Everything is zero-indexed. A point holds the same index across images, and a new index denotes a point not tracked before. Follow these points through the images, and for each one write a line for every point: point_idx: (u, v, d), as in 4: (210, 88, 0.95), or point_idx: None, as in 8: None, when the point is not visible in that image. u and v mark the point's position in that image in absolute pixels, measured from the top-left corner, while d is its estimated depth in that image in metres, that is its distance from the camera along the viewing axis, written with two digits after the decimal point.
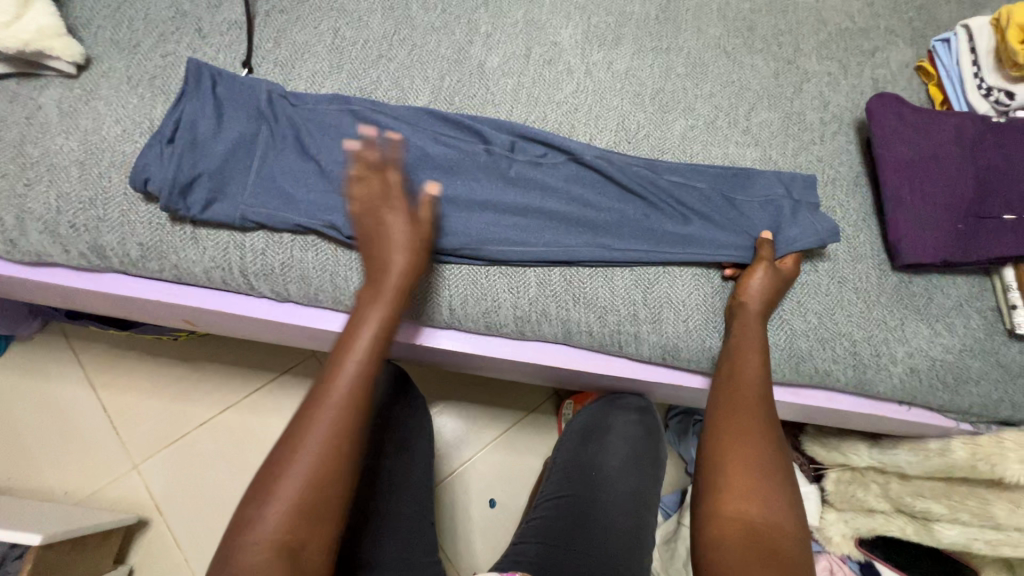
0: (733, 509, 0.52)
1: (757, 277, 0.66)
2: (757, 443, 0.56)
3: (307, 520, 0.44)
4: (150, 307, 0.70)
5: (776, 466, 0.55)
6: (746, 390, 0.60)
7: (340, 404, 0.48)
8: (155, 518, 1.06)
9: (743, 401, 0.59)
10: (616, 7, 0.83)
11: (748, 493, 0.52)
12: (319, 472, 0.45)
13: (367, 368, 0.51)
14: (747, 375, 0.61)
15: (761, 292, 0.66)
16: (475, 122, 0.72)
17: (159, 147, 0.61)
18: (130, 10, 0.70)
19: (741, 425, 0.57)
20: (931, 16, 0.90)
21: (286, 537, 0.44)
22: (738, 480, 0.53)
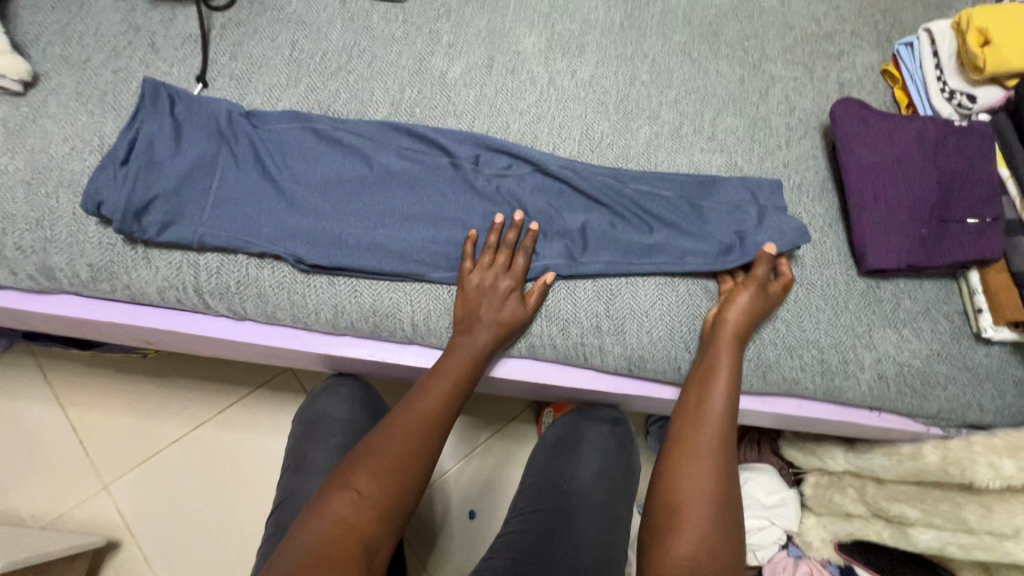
0: (678, 556, 0.53)
1: (738, 300, 0.64)
2: (707, 486, 0.56)
3: (376, 512, 0.51)
4: (105, 328, 0.68)
5: (721, 510, 0.55)
6: (708, 426, 0.59)
7: (422, 426, 0.57)
8: (127, 538, 1.04)
9: (702, 437, 0.59)
10: (580, 15, 0.83)
11: (691, 543, 0.54)
12: (389, 471, 0.53)
13: (449, 398, 0.60)
14: (712, 410, 0.60)
15: (739, 313, 0.64)
16: (440, 135, 0.70)
17: (111, 169, 0.60)
18: (80, 25, 0.69)
19: (695, 462, 0.57)
20: (896, 19, 0.91)
21: (355, 524, 0.50)
22: (683, 525, 0.55)
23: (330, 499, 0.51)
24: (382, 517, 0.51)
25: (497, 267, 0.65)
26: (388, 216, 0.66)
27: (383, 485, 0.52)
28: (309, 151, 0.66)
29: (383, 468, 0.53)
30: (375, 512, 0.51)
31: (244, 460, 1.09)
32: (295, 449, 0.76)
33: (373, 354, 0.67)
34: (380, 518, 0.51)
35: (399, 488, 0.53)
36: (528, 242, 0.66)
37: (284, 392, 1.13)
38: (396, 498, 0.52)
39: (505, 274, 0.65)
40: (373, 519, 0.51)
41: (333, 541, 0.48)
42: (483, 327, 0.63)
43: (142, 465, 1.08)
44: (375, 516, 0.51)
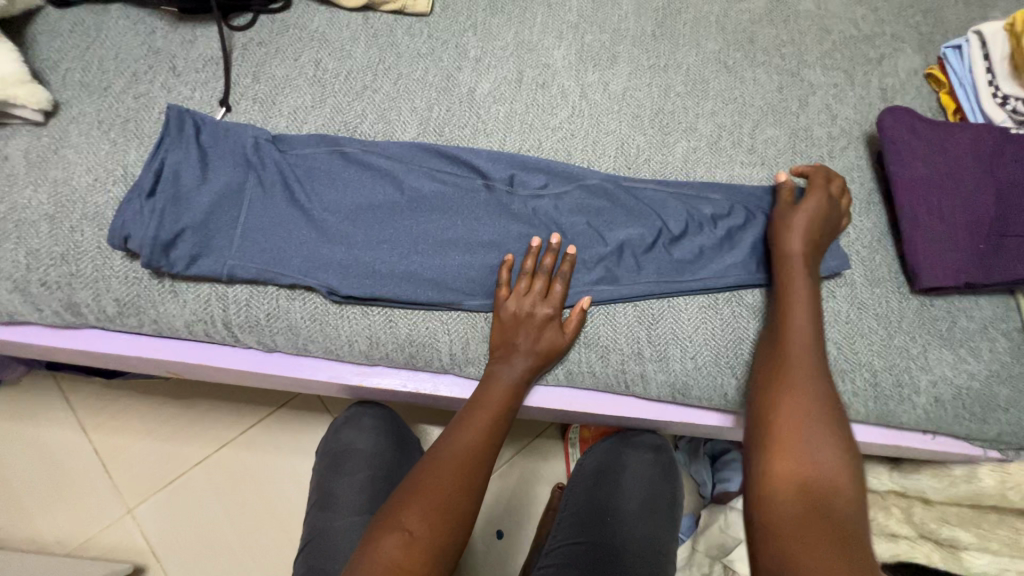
0: (785, 470, 0.47)
1: (798, 220, 0.64)
2: (808, 399, 0.51)
3: (424, 553, 0.47)
4: (129, 361, 0.66)
5: (831, 424, 0.49)
6: (799, 344, 0.55)
7: (467, 461, 0.54)
8: (152, 564, 1.03)
9: (795, 354, 0.55)
10: (610, 24, 0.80)
11: (806, 462, 0.47)
12: (434, 509, 0.49)
13: (492, 427, 0.58)
14: (798, 331, 0.56)
15: (801, 237, 0.63)
16: (474, 156, 0.68)
17: (137, 201, 0.57)
18: (100, 50, 0.67)
19: (794, 382, 0.52)
20: (938, 20, 0.87)
21: (403, 565, 0.46)
22: (792, 440, 0.48)
23: (378, 542, 0.47)
24: (432, 564, 0.47)
25: (535, 293, 0.62)
26: (421, 241, 0.64)
27: (435, 524, 0.49)
28: (339, 176, 0.64)
29: (434, 507, 0.49)
30: (428, 555, 0.47)
31: (267, 482, 1.08)
32: (322, 486, 0.74)
33: (406, 384, 0.65)
34: (432, 563, 0.47)
35: (450, 529, 0.49)
36: (566, 268, 0.64)
37: (307, 412, 1.11)
38: (447, 540, 0.49)
39: (543, 300, 0.62)
40: (425, 564, 0.47)
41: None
42: (520, 354, 0.61)
43: (165, 489, 1.06)
44: (427, 560, 0.47)
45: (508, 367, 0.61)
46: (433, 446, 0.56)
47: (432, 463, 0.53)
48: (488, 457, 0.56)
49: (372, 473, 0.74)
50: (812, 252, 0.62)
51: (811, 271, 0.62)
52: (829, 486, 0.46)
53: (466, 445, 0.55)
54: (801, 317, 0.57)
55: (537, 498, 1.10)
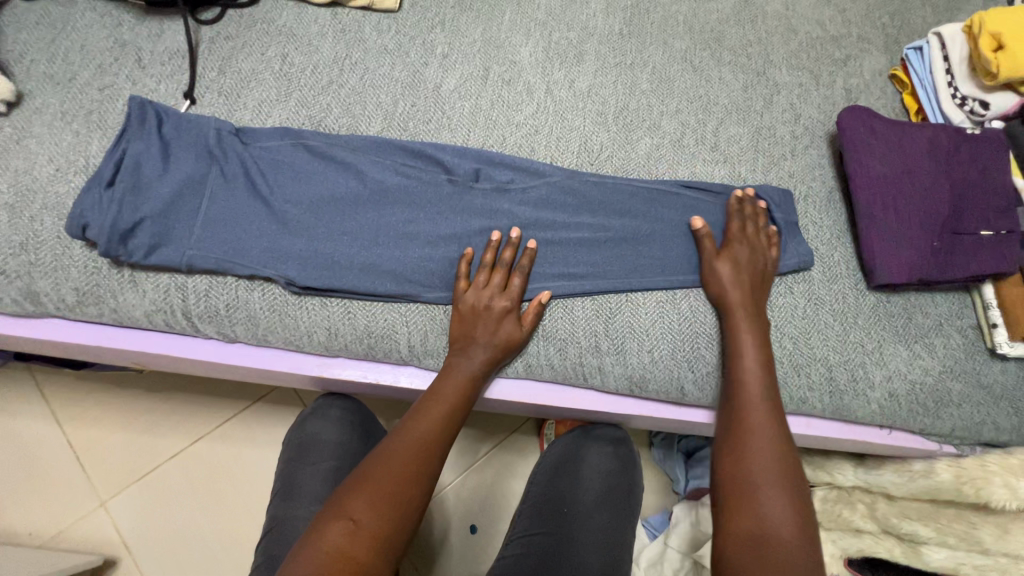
0: (739, 526, 0.49)
1: (724, 269, 0.66)
2: (760, 455, 0.53)
3: (372, 541, 0.47)
4: (91, 351, 0.66)
5: (784, 476, 0.51)
6: (751, 395, 0.58)
7: (419, 451, 0.55)
8: (124, 556, 1.03)
9: (750, 409, 0.57)
10: (578, 22, 0.81)
11: (758, 517, 0.49)
12: (384, 498, 0.50)
13: (446, 418, 0.58)
14: (751, 384, 0.59)
15: (732, 279, 0.65)
16: (436, 151, 0.68)
17: (97, 191, 0.58)
18: (66, 41, 0.68)
19: (748, 431, 0.55)
20: (904, 21, 0.88)
21: (349, 554, 0.46)
22: (745, 499, 0.50)
23: (325, 530, 0.48)
24: (381, 553, 0.47)
25: (493, 287, 0.63)
26: (382, 234, 0.64)
27: (384, 513, 0.49)
28: (301, 169, 0.65)
29: (383, 496, 0.50)
30: (375, 543, 0.47)
31: (241, 475, 1.08)
32: (285, 476, 0.74)
33: (367, 376, 0.66)
34: (380, 551, 0.47)
35: (399, 517, 0.50)
36: (525, 261, 0.64)
37: (282, 407, 1.12)
38: (397, 528, 0.49)
39: (500, 294, 0.63)
40: (372, 551, 0.47)
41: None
42: (477, 347, 0.61)
43: (139, 482, 1.06)
44: (375, 548, 0.47)
45: (463, 363, 0.61)
46: (387, 438, 0.56)
47: (385, 454, 0.54)
48: (441, 448, 0.57)
49: (337, 463, 0.74)
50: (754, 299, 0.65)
51: (755, 316, 0.64)
52: (787, 533, 0.47)
53: (420, 436, 0.56)
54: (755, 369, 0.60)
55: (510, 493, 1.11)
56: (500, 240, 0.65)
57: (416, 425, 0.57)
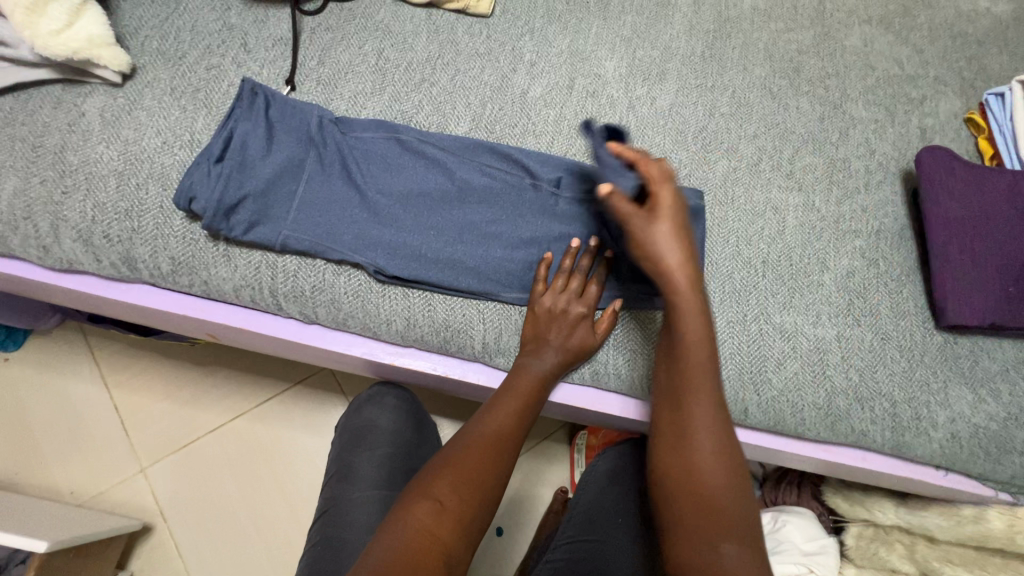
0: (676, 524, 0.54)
1: (651, 236, 0.54)
2: (694, 454, 0.55)
3: (455, 522, 0.50)
4: (173, 319, 0.68)
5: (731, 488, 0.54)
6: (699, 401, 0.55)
7: (495, 443, 0.57)
8: (159, 523, 1.04)
9: (698, 421, 0.55)
10: (662, 41, 0.82)
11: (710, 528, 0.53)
12: (464, 483, 0.52)
13: (519, 412, 0.60)
14: (687, 368, 0.56)
15: (670, 250, 0.54)
16: (522, 154, 0.70)
17: (206, 166, 0.60)
18: (178, 21, 0.70)
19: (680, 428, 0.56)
20: (982, 66, 0.89)
21: (434, 534, 0.48)
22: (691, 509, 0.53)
23: (411, 508, 0.50)
24: (462, 534, 0.50)
25: (570, 292, 0.64)
26: (466, 232, 0.66)
27: (465, 497, 0.52)
28: (394, 162, 0.66)
29: (465, 482, 0.52)
30: (458, 525, 0.50)
31: (277, 456, 1.09)
32: (341, 458, 0.75)
33: (437, 368, 0.67)
34: (460, 535, 0.50)
35: (478, 502, 0.52)
36: (602, 270, 0.66)
37: (322, 393, 1.13)
38: (476, 514, 0.52)
39: (576, 299, 0.64)
40: (454, 532, 0.49)
41: (417, 553, 0.47)
42: (550, 348, 0.63)
43: (179, 452, 1.08)
44: (457, 529, 0.50)
45: (539, 362, 0.62)
46: (465, 427, 0.59)
47: (465, 442, 0.56)
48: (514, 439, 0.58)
49: (392, 451, 0.74)
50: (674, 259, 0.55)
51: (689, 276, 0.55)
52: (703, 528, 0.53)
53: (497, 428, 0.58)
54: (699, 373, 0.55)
55: (539, 499, 1.11)
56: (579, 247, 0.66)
57: (492, 415, 0.59)
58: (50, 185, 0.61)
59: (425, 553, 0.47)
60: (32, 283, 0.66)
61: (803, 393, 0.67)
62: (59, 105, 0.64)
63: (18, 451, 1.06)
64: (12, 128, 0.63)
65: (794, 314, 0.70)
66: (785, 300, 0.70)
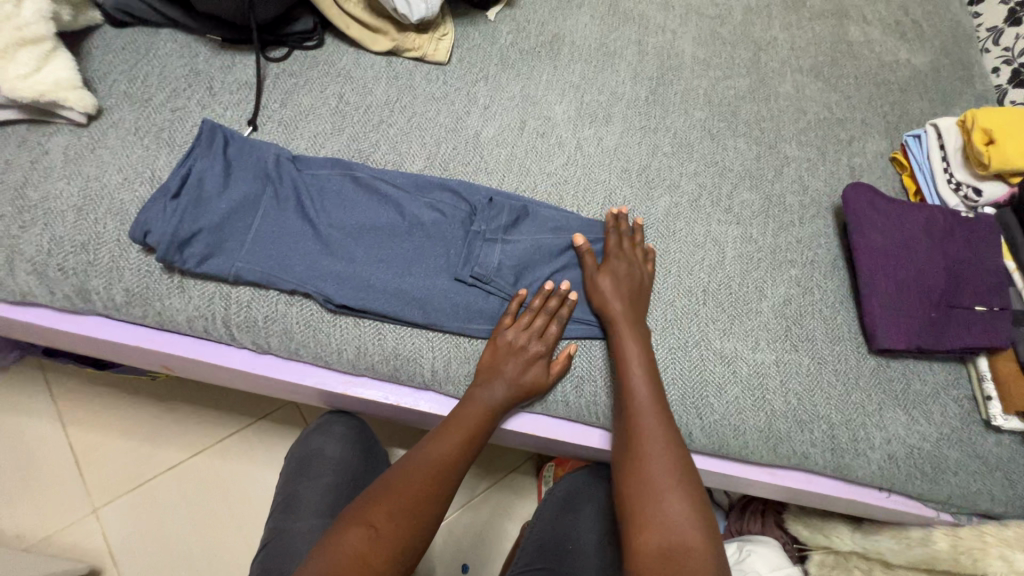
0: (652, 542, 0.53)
1: (608, 276, 0.69)
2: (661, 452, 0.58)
3: (386, 551, 0.50)
4: (127, 351, 0.69)
5: (682, 490, 0.56)
6: (642, 405, 0.61)
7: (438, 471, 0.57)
8: (109, 567, 1.00)
9: (644, 435, 0.60)
10: (608, 87, 0.88)
11: (667, 532, 0.53)
12: (401, 508, 0.53)
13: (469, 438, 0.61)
14: (637, 385, 0.63)
15: (614, 291, 0.68)
16: (471, 192, 0.74)
17: (162, 201, 0.62)
18: (146, 66, 0.74)
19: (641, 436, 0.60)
20: (904, 111, 0.97)
21: (364, 562, 0.49)
22: (649, 511, 0.55)
23: (342, 535, 0.51)
24: (393, 566, 0.50)
25: (533, 329, 0.66)
26: (416, 265, 0.68)
27: (395, 517, 0.52)
28: (347, 198, 0.70)
29: (400, 505, 0.53)
30: (390, 552, 0.50)
31: (236, 492, 1.07)
32: (288, 489, 0.73)
33: (388, 397, 0.69)
34: (392, 563, 0.50)
35: (414, 530, 0.53)
36: (565, 311, 0.68)
37: (285, 428, 1.12)
38: (413, 540, 0.52)
39: (539, 338, 0.66)
40: (387, 559, 0.50)
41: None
42: (502, 384, 0.64)
43: (135, 491, 1.06)
44: (388, 556, 0.50)
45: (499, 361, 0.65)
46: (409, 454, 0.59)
47: (404, 471, 0.57)
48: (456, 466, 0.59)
49: (337, 479, 0.73)
50: (629, 297, 0.68)
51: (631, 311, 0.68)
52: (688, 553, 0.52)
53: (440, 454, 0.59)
54: (636, 371, 0.64)
55: (503, 534, 1.09)
56: (551, 290, 0.68)
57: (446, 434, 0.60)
58: (8, 219, 0.63)
59: None
60: None
61: (744, 416, 0.70)
62: (23, 143, 0.66)
63: None
64: None
65: (733, 340, 0.73)
66: (725, 326, 0.74)
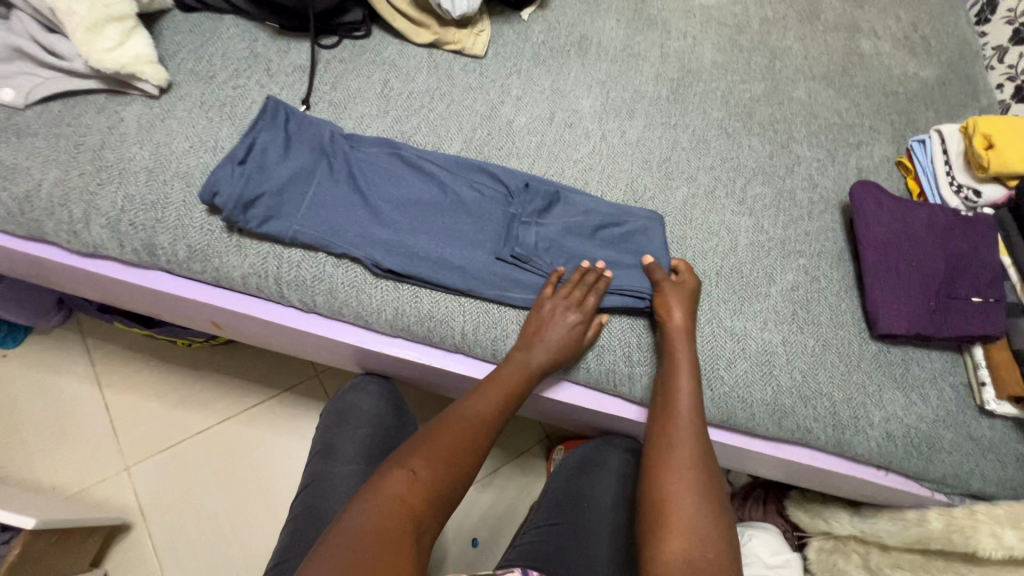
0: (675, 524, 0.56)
1: (674, 297, 0.72)
2: (691, 444, 0.62)
3: (424, 495, 0.54)
4: (183, 305, 0.75)
5: (705, 489, 0.59)
6: (683, 401, 0.65)
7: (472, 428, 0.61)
8: (138, 522, 1.05)
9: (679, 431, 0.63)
10: (632, 86, 0.94)
11: (685, 524, 0.56)
12: (438, 459, 0.57)
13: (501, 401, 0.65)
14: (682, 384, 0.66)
15: (680, 306, 0.71)
16: (507, 175, 0.79)
17: (230, 166, 0.68)
18: (212, 48, 0.81)
19: (677, 427, 0.63)
20: (910, 119, 1.02)
21: (406, 504, 0.53)
22: (672, 493, 0.58)
23: (385, 480, 0.54)
24: (432, 511, 0.54)
25: (572, 300, 0.71)
26: (456, 239, 0.74)
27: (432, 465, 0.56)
28: (394, 175, 0.76)
29: (438, 455, 0.57)
30: (429, 495, 0.54)
31: (260, 458, 1.12)
32: (324, 439, 0.80)
33: (421, 357, 0.74)
34: (430, 506, 0.54)
35: (450, 479, 0.57)
36: (601, 285, 0.73)
37: (309, 400, 1.17)
38: (449, 485, 0.56)
39: (576, 307, 0.71)
40: (425, 503, 0.54)
41: (389, 517, 0.51)
42: (542, 350, 0.68)
43: (166, 451, 1.11)
44: (427, 499, 0.54)
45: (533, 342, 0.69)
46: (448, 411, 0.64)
47: (443, 425, 0.61)
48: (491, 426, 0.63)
49: (373, 431, 0.80)
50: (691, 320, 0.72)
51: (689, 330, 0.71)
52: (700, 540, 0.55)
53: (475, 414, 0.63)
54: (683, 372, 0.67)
55: (512, 510, 1.13)
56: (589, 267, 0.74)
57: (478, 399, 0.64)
58: (86, 177, 0.69)
59: (398, 516, 0.51)
60: (58, 266, 0.73)
61: (752, 389, 0.74)
62: (101, 110, 0.73)
63: (4, 444, 1.08)
64: (57, 128, 0.71)
65: (743, 319, 0.78)
66: (736, 307, 0.79)
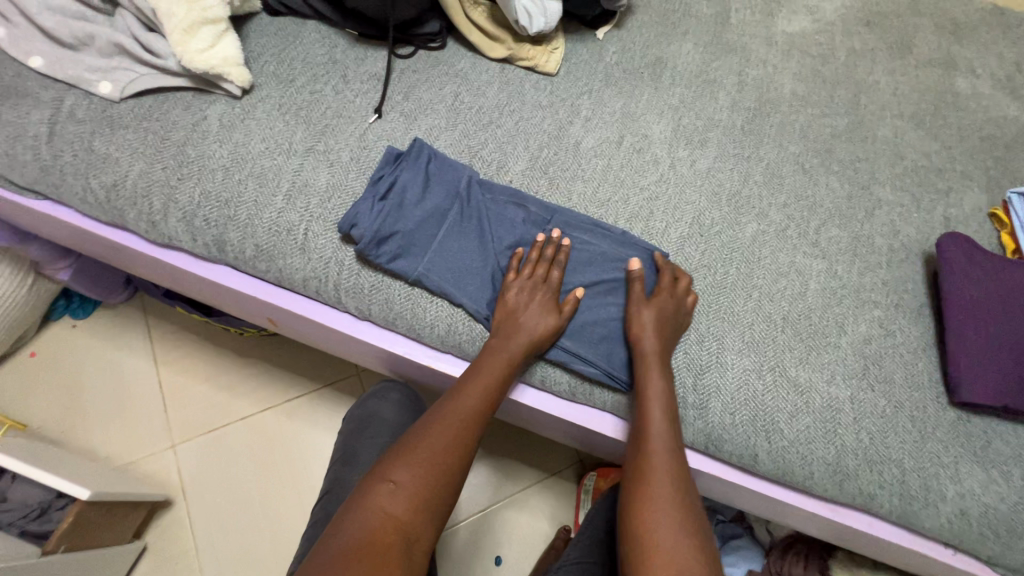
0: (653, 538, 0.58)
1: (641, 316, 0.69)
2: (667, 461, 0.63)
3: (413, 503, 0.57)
4: (243, 301, 0.77)
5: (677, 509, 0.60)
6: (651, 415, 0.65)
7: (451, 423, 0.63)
8: (179, 500, 1.09)
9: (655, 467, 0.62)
10: (706, 113, 0.91)
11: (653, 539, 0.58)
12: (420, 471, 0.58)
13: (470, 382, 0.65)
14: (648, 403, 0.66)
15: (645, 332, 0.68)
16: (635, 244, 0.76)
17: (371, 201, 0.71)
18: (293, 52, 0.83)
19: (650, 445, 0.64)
20: (1008, 167, 0.94)
21: (397, 518, 0.55)
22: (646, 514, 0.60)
23: (370, 494, 0.57)
24: (423, 516, 0.57)
25: (535, 279, 0.70)
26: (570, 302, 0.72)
27: (412, 485, 0.57)
28: (520, 226, 0.75)
29: (417, 460, 0.59)
30: (413, 503, 0.57)
31: (297, 450, 1.14)
32: (363, 446, 0.81)
33: None
34: (419, 511, 0.57)
35: (433, 479, 0.59)
36: (561, 258, 0.72)
37: (348, 398, 1.19)
38: (430, 483, 0.58)
39: (544, 285, 0.70)
40: (411, 511, 0.56)
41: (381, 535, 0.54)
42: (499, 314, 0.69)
43: (209, 434, 1.15)
44: (411, 508, 0.56)
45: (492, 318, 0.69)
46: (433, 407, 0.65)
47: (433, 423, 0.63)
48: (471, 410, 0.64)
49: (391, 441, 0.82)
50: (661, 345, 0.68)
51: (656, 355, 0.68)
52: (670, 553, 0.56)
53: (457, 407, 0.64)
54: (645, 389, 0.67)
55: (538, 532, 1.11)
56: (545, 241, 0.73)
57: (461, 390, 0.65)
58: (169, 171, 0.72)
59: (386, 534, 0.54)
60: (135, 254, 0.77)
61: (814, 447, 0.70)
62: (188, 107, 0.76)
63: (66, 409, 1.14)
64: (147, 122, 0.74)
65: (809, 369, 0.74)
66: (802, 356, 0.74)
